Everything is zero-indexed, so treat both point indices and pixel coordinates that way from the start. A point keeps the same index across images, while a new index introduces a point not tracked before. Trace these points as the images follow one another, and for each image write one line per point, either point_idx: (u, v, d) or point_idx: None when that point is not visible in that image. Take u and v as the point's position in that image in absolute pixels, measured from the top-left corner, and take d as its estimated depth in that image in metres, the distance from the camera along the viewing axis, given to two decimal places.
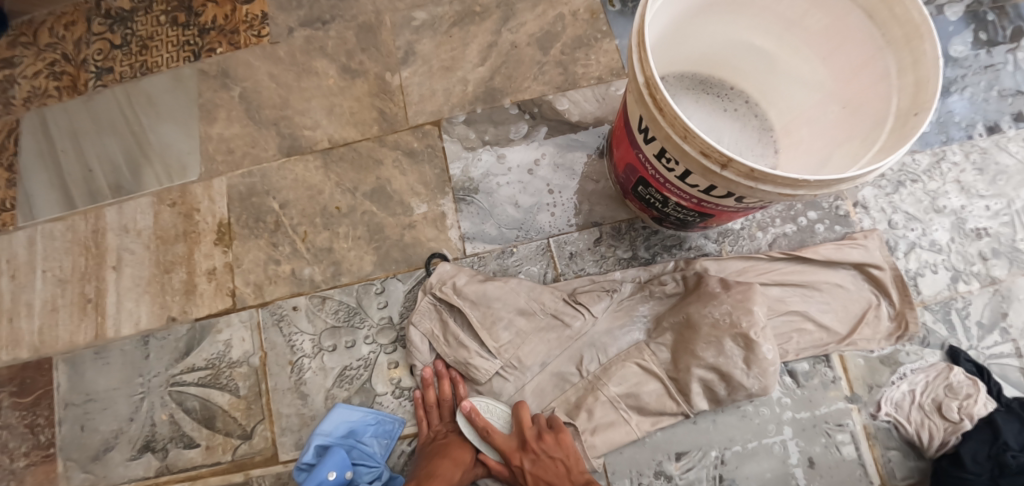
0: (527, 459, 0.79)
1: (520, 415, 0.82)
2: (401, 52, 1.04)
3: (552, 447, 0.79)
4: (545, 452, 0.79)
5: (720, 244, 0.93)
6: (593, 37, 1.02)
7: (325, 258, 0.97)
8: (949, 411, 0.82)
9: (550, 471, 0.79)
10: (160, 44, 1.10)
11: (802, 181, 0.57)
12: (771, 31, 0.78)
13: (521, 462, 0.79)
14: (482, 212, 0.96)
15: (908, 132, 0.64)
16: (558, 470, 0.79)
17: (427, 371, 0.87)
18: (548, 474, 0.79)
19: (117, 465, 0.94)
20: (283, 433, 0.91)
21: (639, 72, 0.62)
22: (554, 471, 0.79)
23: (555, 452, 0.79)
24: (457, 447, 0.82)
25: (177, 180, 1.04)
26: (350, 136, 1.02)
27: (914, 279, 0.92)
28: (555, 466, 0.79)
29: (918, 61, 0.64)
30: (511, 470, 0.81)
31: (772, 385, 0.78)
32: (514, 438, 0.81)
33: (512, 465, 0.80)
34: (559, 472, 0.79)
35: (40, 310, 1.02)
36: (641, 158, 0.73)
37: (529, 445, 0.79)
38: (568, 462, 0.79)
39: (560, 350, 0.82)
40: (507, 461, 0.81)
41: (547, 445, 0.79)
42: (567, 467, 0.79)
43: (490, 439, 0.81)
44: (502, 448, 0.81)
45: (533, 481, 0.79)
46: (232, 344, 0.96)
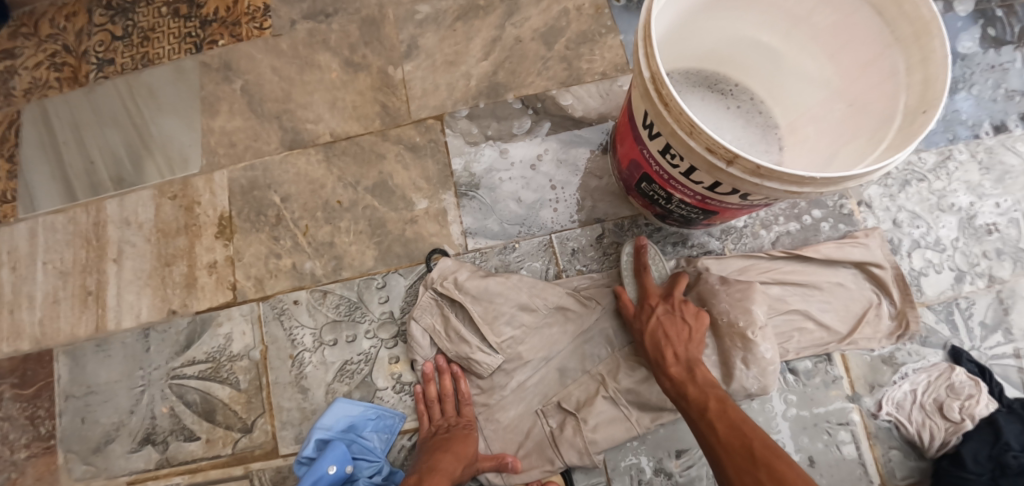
0: (662, 307, 0.80)
1: (678, 278, 0.82)
2: (404, 46, 1.04)
3: (688, 312, 0.78)
4: (681, 312, 0.78)
5: (723, 242, 0.93)
6: (598, 32, 1.01)
7: (326, 252, 0.97)
8: (950, 411, 0.81)
9: (675, 328, 0.77)
10: (161, 36, 1.09)
11: (809, 178, 0.56)
12: (778, 27, 0.77)
13: (652, 309, 0.80)
14: (485, 208, 0.96)
15: (915, 130, 0.63)
16: (681, 333, 0.77)
17: (427, 366, 0.87)
18: (671, 328, 0.77)
19: (117, 457, 0.94)
20: (283, 427, 0.91)
21: (645, 67, 0.61)
22: (678, 330, 0.77)
23: (689, 316, 0.78)
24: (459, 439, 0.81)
25: (178, 173, 1.03)
26: (352, 130, 1.01)
27: (917, 279, 0.91)
28: (682, 328, 0.77)
29: (926, 59, 0.64)
30: (640, 307, 0.82)
31: (772, 384, 0.78)
32: (663, 288, 0.82)
33: (644, 304, 0.81)
34: (682, 335, 0.77)
35: (41, 302, 1.01)
36: (646, 154, 0.73)
37: (670, 299, 0.80)
38: (695, 332, 0.77)
39: (646, 267, 0.84)
40: (642, 301, 0.82)
41: (687, 307, 0.79)
42: (692, 336, 0.77)
43: (645, 277, 0.84)
44: (648, 289, 0.82)
45: (655, 327, 0.78)
46: (232, 337, 0.95)
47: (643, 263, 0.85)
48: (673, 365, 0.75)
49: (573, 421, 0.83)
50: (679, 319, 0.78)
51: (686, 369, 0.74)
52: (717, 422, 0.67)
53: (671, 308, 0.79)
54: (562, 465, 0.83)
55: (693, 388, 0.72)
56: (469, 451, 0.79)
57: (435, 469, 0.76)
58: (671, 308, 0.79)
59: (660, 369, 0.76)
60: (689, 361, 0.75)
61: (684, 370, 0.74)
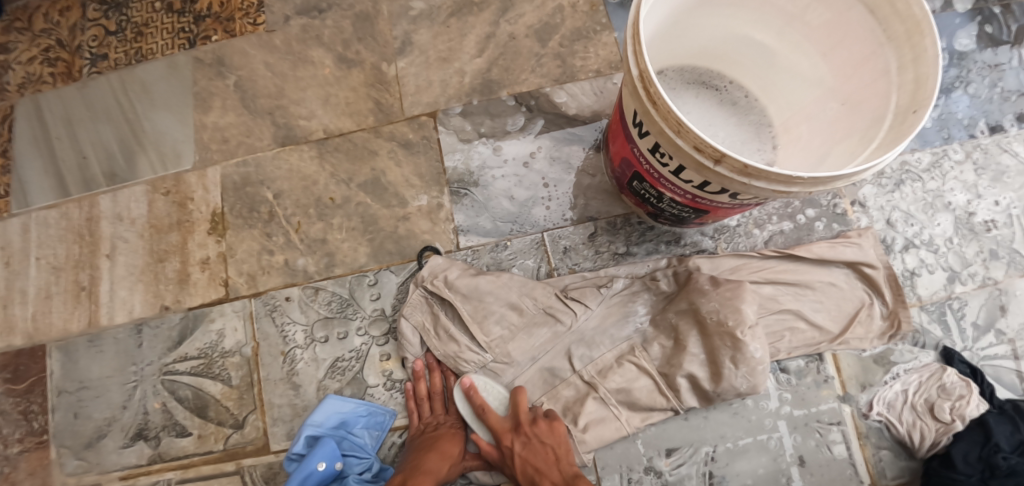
0: (518, 442, 0.79)
1: (517, 399, 0.81)
2: (398, 42, 1.03)
3: (544, 433, 0.79)
4: (535, 437, 0.78)
5: (716, 240, 0.93)
6: (592, 29, 1.01)
7: (318, 249, 0.97)
8: (941, 412, 0.81)
9: (538, 456, 0.78)
10: (155, 31, 1.09)
11: (796, 178, 0.56)
12: (772, 25, 0.77)
13: (511, 445, 0.79)
14: (477, 205, 0.95)
15: (905, 130, 0.63)
16: (546, 457, 0.78)
17: (417, 364, 0.87)
18: (536, 459, 0.78)
19: (110, 452, 0.95)
20: (275, 423, 0.91)
21: (633, 64, 0.61)
22: (541, 458, 0.78)
23: (545, 439, 0.78)
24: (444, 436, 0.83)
25: (171, 169, 1.03)
26: (345, 127, 1.01)
27: (910, 279, 0.91)
28: (544, 452, 0.78)
29: (918, 57, 0.63)
30: (500, 450, 0.80)
31: (761, 383, 0.78)
32: (509, 419, 0.81)
33: (502, 446, 0.79)
34: (547, 460, 0.78)
35: (34, 297, 1.02)
36: (637, 153, 0.73)
37: (520, 428, 0.79)
38: (559, 450, 0.78)
39: (482, 406, 0.82)
40: (497, 442, 0.80)
41: (539, 430, 0.79)
42: (558, 455, 0.78)
43: (487, 417, 0.81)
44: (496, 427, 0.81)
45: (522, 466, 0.78)
46: (225, 333, 0.96)
47: (478, 404, 0.82)
48: None
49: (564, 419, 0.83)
50: (539, 444, 0.78)
51: None
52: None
53: (528, 438, 0.78)
54: None
55: None
56: (455, 449, 0.82)
57: (424, 470, 0.78)
58: (528, 438, 0.78)
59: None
60: (567, 482, 0.76)
61: None
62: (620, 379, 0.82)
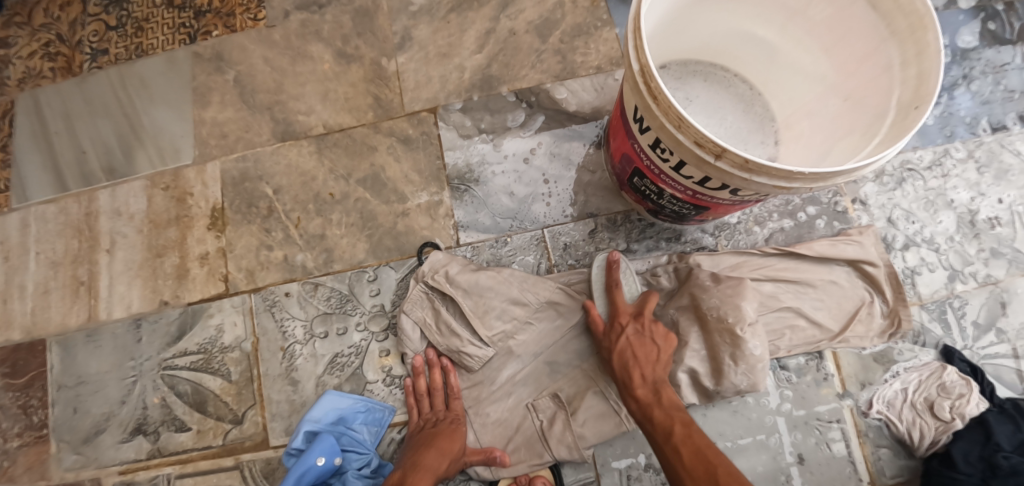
0: (632, 327, 0.79)
1: (647, 299, 0.81)
2: (397, 37, 1.03)
3: (651, 329, 0.78)
4: (649, 332, 0.78)
5: (716, 237, 0.92)
6: (593, 25, 1.00)
7: (318, 245, 0.96)
8: (942, 410, 0.81)
9: (642, 347, 0.78)
10: (154, 26, 1.08)
11: (797, 174, 0.56)
12: (774, 20, 0.76)
13: (621, 328, 0.79)
14: (477, 201, 0.95)
15: (908, 126, 0.63)
16: (649, 354, 0.77)
17: (416, 360, 0.87)
18: (639, 350, 0.77)
19: (109, 447, 0.95)
20: (273, 419, 0.91)
21: (634, 59, 0.61)
22: (647, 352, 0.77)
23: (657, 337, 0.78)
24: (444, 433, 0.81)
25: (170, 164, 1.03)
26: (344, 122, 1.01)
27: (911, 277, 0.91)
28: (651, 348, 0.77)
29: (921, 52, 0.63)
30: (611, 325, 0.81)
31: (761, 381, 0.77)
32: (633, 306, 0.81)
33: (615, 324, 0.80)
34: (651, 356, 0.77)
35: (33, 292, 1.01)
36: (637, 148, 0.72)
37: (640, 317, 0.79)
38: (663, 353, 0.77)
39: (617, 283, 0.83)
40: (613, 319, 0.81)
41: (654, 326, 0.78)
42: (660, 357, 0.77)
43: (614, 293, 0.83)
44: (619, 307, 0.81)
45: (623, 347, 0.78)
46: (224, 328, 0.95)
47: (614, 279, 0.84)
48: (640, 387, 0.75)
49: (563, 416, 0.83)
50: (649, 340, 0.78)
51: (652, 391, 0.75)
52: (683, 447, 0.69)
53: (641, 328, 0.79)
54: (550, 459, 0.82)
55: (659, 412, 0.73)
56: (456, 446, 0.80)
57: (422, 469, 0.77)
58: (641, 328, 0.79)
59: (627, 390, 0.77)
60: (655, 382, 0.75)
61: (650, 392, 0.75)
62: None
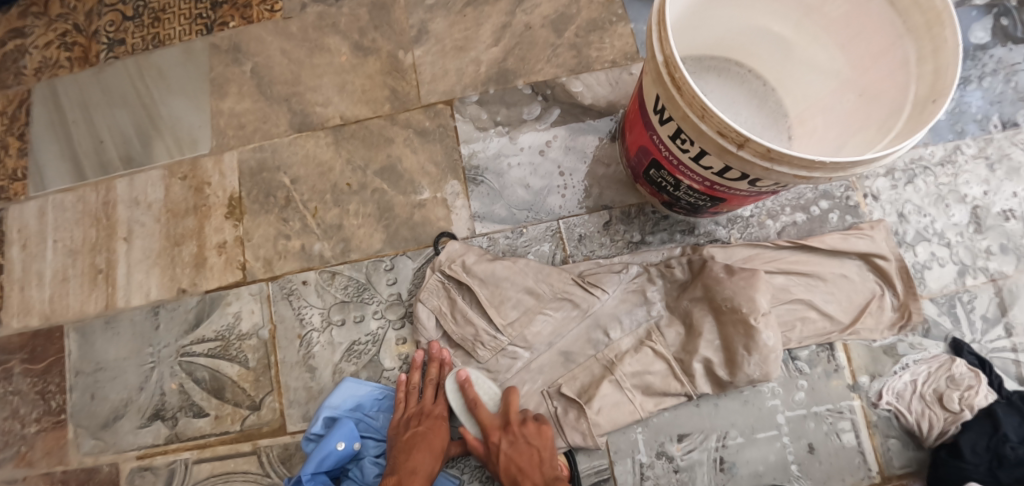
0: (505, 441, 0.80)
1: (509, 399, 0.83)
2: (414, 30, 1.04)
3: (531, 434, 0.80)
4: (524, 438, 0.80)
5: (729, 230, 0.93)
6: (608, 20, 1.01)
7: (335, 234, 0.98)
8: (950, 402, 0.83)
9: (524, 457, 0.79)
10: (172, 17, 1.09)
11: (818, 163, 0.57)
12: (790, 16, 0.77)
13: (497, 443, 0.80)
14: (492, 193, 0.96)
15: (924, 120, 0.64)
16: (531, 459, 0.79)
17: (420, 354, 0.88)
18: (521, 459, 0.79)
19: (126, 432, 0.96)
20: (291, 406, 0.92)
21: (658, 50, 0.62)
22: (527, 458, 0.79)
23: (532, 439, 0.80)
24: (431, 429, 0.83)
25: (187, 153, 1.04)
26: (361, 114, 1.02)
27: (920, 271, 0.92)
28: (529, 452, 0.80)
29: (938, 49, 0.64)
30: (485, 446, 0.81)
31: (774, 370, 0.79)
32: (499, 417, 0.82)
33: (490, 442, 0.81)
34: (533, 460, 0.79)
35: (51, 280, 1.03)
36: (655, 140, 0.74)
37: (508, 427, 0.81)
38: (543, 452, 0.80)
39: (476, 402, 0.83)
40: (485, 438, 0.82)
41: (527, 431, 0.80)
42: (541, 457, 0.79)
43: (476, 412, 0.83)
44: (486, 423, 0.82)
45: (507, 463, 0.79)
46: (241, 316, 0.97)
47: (473, 399, 0.83)
48: None
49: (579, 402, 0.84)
50: (525, 445, 0.80)
51: None
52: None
53: (514, 438, 0.80)
54: (564, 444, 0.84)
55: None
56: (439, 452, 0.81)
57: (414, 473, 0.78)
58: (514, 438, 0.80)
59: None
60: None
61: None
62: (635, 365, 0.83)
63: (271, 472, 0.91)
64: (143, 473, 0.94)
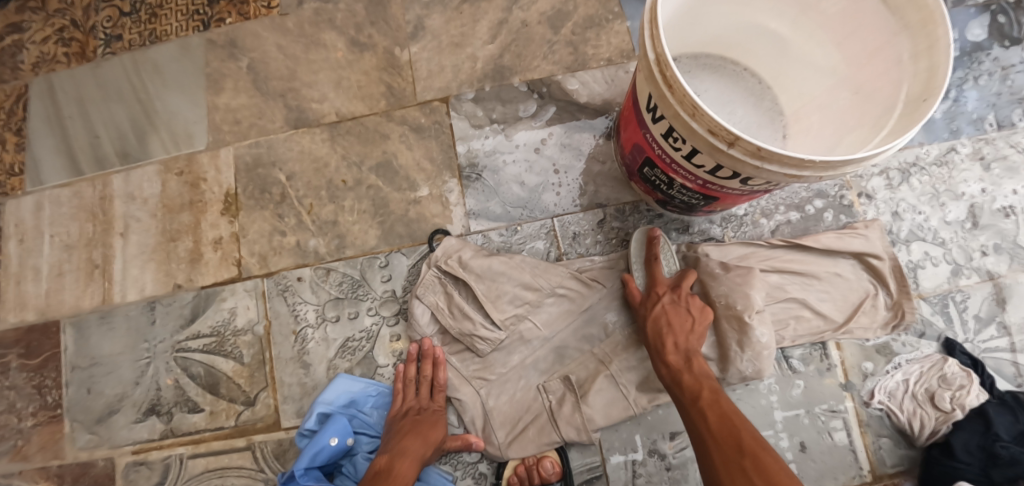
0: (668, 297, 0.80)
1: (685, 274, 0.82)
2: (411, 27, 1.04)
3: (694, 304, 0.79)
4: (688, 303, 0.79)
5: (724, 229, 0.94)
6: (605, 17, 1.01)
7: (330, 231, 0.98)
8: (942, 401, 0.83)
9: (678, 318, 0.79)
10: (169, 12, 1.09)
11: (809, 161, 0.57)
12: (786, 13, 0.77)
13: (659, 296, 0.81)
14: (487, 190, 0.97)
15: (917, 118, 0.64)
16: (685, 324, 0.78)
17: (413, 348, 0.89)
18: (676, 318, 0.79)
19: (122, 427, 0.96)
20: (285, 401, 0.93)
21: (650, 49, 0.62)
22: (682, 321, 0.78)
23: (694, 309, 0.79)
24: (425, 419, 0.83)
25: (184, 149, 1.04)
26: (357, 110, 1.02)
27: (914, 271, 0.92)
28: (685, 318, 0.78)
29: (932, 46, 0.64)
30: (648, 295, 0.82)
31: (767, 368, 0.79)
32: (670, 278, 0.83)
33: (653, 292, 0.82)
34: (686, 325, 0.78)
35: (47, 274, 1.03)
36: (649, 138, 0.74)
37: (678, 290, 0.81)
38: (698, 325, 0.78)
39: (657, 256, 0.84)
40: (649, 290, 0.82)
41: (693, 299, 0.80)
42: (694, 328, 0.78)
43: (654, 266, 0.84)
44: (657, 278, 0.83)
45: (659, 314, 0.79)
46: (236, 311, 0.97)
47: (655, 253, 0.85)
48: (672, 354, 0.77)
49: (572, 398, 0.85)
50: (685, 310, 0.79)
51: (684, 359, 0.76)
52: (709, 411, 0.70)
53: (677, 298, 0.80)
54: (558, 440, 0.84)
55: (688, 377, 0.74)
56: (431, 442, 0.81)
57: (403, 457, 0.78)
58: (677, 298, 0.80)
59: (658, 354, 0.78)
60: (688, 350, 0.77)
61: (682, 359, 0.76)
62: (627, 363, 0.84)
63: (265, 467, 0.91)
64: (138, 468, 0.94)
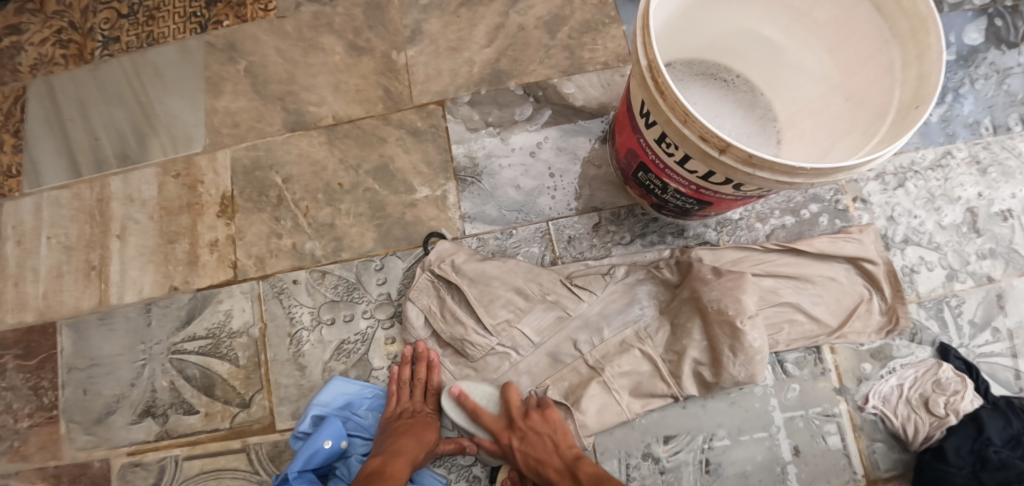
0: (516, 438, 0.81)
1: (508, 395, 0.83)
2: (408, 30, 1.04)
3: (540, 424, 0.81)
4: (530, 429, 0.81)
5: (718, 233, 0.94)
6: (601, 21, 1.01)
7: (326, 233, 0.98)
8: (935, 406, 0.83)
9: (539, 447, 0.81)
10: (168, 15, 1.10)
11: (799, 169, 0.57)
12: (778, 20, 0.78)
13: (513, 440, 0.81)
14: (483, 193, 0.97)
15: (907, 125, 0.64)
16: (546, 447, 0.81)
17: (407, 349, 0.89)
18: (536, 451, 0.80)
19: (118, 428, 0.96)
20: (281, 403, 0.93)
21: (642, 55, 0.62)
22: (543, 448, 0.80)
23: (545, 429, 0.81)
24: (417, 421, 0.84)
25: (182, 151, 1.04)
26: (355, 114, 1.02)
27: (909, 276, 0.93)
28: (543, 441, 0.81)
29: (922, 55, 0.64)
30: (500, 448, 0.83)
31: (760, 372, 0.79)
32: (501, 417, 0.83)
33: (502, 443, 0.82)
34: (549, 448, 0.80)
35: (45, 275, 1.03)
36: (642, 143, 0.74)
37: (516, 426, 0.81)
38: (557, 436, 0.81)
39: (475, 409, 0.84)
40: (498, 440, 0.83)
41: (535, 422, 0.81)
42: (556, 441, 0.81)
43: (480, 418, 0.83)
44: (493, 427, 0.83)
45: (524, 458, 0.81)
46: (233, 314, 0.97)
47: (472, 407, 0.84)
48: (561, 482, 0.79)
49: (566, 401, 0.85)
50: (536, 436, 0.81)
51: (572, 482, 0.78)
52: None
53: (523, 433, 0.81)
54: None
55: None
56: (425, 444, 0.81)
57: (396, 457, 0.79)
58: (523, 433, 0.81)
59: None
60: (572, 466, 0.79)
61: (571, 483, 0.78)
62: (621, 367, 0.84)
63: (261, 469, 0.91)
64: (134, 469, 0.95)
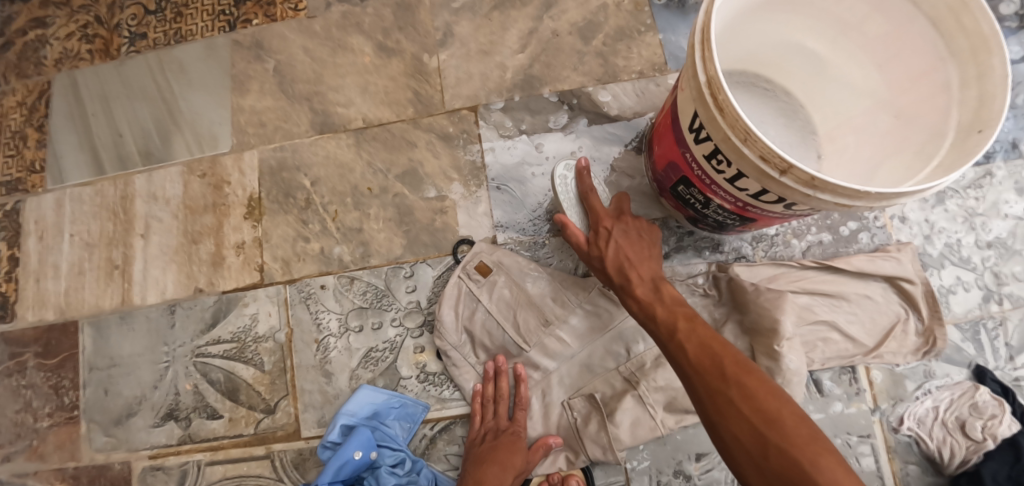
0: (618, 228, 0.79)
1: (621, 200, 0.84)
2: (439, 33, 1.03)
3: (642, 229, 0.81)
4: (634, 231, 0.80)
5: (754, 248, 0.92)
6: (636, 29, 1.00)
7: (354, 238, 0.97)
8: (973, 430, 0.82)
9: (635, 247, 0.78)
10: (194, 11, 1.08)
11: (863, 193, 0.56)
12: (827, 33, 0.76)
13: (609, 231, 0.79)
14: (515, 202, 0.95)
15: (969, 149, 0.62)
16: (643, 250, 0.78)
17: (488, 366, 0.87)
18: (631, 250, 0.77)
19: (139, 431, 0.95)
20: (306, 410, 0.92)
21: (701, 70, 0.61)
22: (638, 250, 0.77)
23: (643, 233, 0.80)
24: (511, 467, 0.79)
25: (208, 150, 1.03)
26: (384, 116, 1.01)
27: (945, 296, 0.91)
28: (640, 243, 0.79)
29: (984, 76, 0.63)
30: (596, 230, 0.80)
31: (793, 393, 0.78)
32: (609, 210, 0.82)
33: (599, 228, 0.80)
34: (642, 254, 0.77)
35: (67, 273, 1.02)
36: (688, 158, 0.72)
37: (622, 217, 0.81)
38: (652, 250, 0.79)
39: (590, 190, 0.84)
40: (597, 224, 0.81)
41: (639, 226, 0.81)
42: (651, 253, 0.78)
43: (590, 200, 0.83)
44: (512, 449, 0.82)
45: (615, 247, 0.77)
46: (258, 318, 0.96)
47: (588, 187, 0.84)
48: (639, 286, 0.74)
49: (597, 417, 0.83)
50: (635, 236, 0.79)
51: (651, 289, 0.73)
52: (687, 341, 0.66)
53: (626, 227, 0.80)
54: (584, 459, 0.83)
55: (660, 309, 0.70)
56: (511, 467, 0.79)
57: None
58: (626, 227, 0.80)
59: (625, 292, 0.75)
60: (654, 280, 0.74)
61: (650, 289, 0.73)
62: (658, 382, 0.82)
63: (284, 476, 0.90)
64: (155, 473, 0.93)
